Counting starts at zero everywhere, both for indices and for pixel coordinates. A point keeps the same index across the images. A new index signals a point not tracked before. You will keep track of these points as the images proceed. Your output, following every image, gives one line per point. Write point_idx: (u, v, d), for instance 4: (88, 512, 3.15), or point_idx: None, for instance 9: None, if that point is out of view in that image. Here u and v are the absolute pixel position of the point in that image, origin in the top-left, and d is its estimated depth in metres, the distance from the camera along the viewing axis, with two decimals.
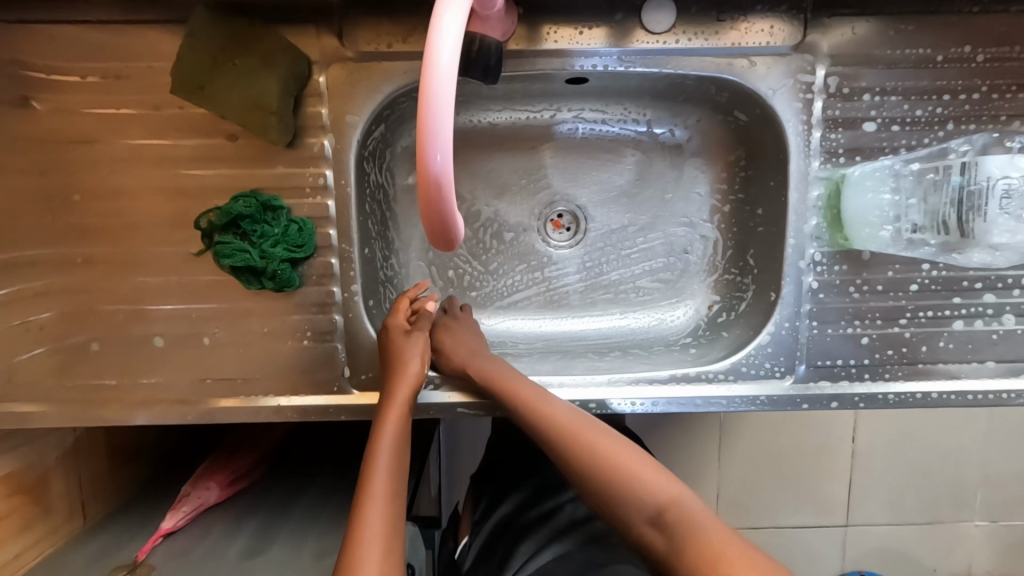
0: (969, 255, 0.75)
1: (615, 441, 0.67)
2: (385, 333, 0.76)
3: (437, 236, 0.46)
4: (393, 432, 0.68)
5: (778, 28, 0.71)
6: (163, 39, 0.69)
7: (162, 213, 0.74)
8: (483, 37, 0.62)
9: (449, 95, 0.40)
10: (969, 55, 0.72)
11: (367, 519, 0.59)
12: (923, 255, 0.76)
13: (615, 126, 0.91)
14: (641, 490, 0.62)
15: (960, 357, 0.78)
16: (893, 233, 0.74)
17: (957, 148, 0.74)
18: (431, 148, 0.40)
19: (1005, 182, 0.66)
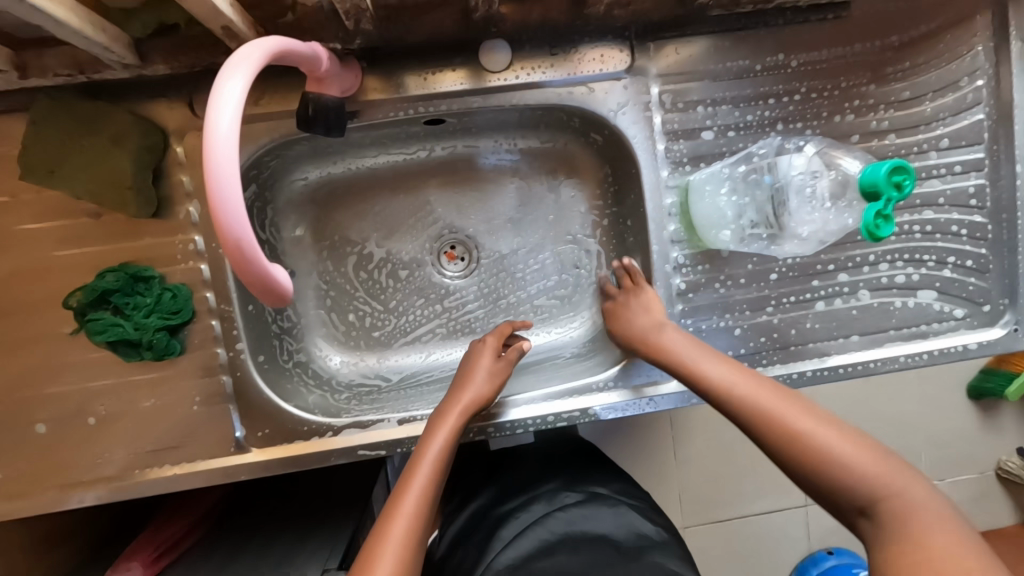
0: (783, 247, 0.80)
1: (804, 411, 0.60)
2: (474, 353, 0.82)
3: (265, 294, 0.49)
4: (444, 429, 0.71)
5: (609, 55, 0.76)
6: (7, 128, 0.69)
7: (32, 297, 0.73)
8: (320, 96, 0.65)
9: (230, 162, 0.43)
10: (784, 62, 0.79)
11: (402, 497, 0.64)
12: (756, 250, 0.81)
13: (491, 155, 0.94)
14: (810, 446, 0.58)
15: (828, 335, 0.84)
16: (734, 232, 0.79)
17: (756, 151, 0.79)
18: (224, 219, 0.43)
19: (800, 178, 0.73)
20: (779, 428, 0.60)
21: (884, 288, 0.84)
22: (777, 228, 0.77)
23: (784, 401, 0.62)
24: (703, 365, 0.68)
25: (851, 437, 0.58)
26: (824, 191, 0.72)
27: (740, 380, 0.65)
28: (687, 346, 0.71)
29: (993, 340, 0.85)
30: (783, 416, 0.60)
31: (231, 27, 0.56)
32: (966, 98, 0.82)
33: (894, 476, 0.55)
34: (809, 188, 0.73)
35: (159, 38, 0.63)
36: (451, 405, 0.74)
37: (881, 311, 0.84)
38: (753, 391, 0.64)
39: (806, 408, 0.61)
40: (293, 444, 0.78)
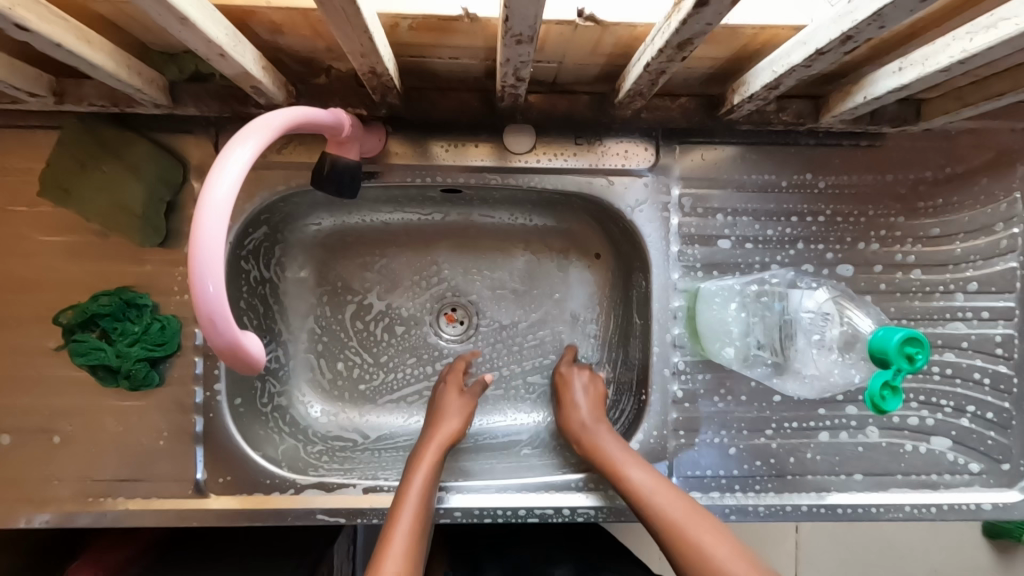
0: (785, 383, 0.76)
1: (706, 523, 0.63)
2: (439, 394, 0.84)
3: (232, 358, 0.46)
4: (422, 477, 0.70)
5: (632, 152, 0.76)
6: (36, 143, 0.71)
7: (25, 308, 0.73)
8: (336, 157, 0.65)
9: (219, 231, 0.42)
10: (811, 182, 0.78)
11: (390, 554, 0.61)
12: (758, 375, 0.77)
13: (504, 225, 0.93)
14: (684, 543, 0.62)
15: (830, 470, 0.79)
16: (737, 350, 0.75)
17: (770, 278, 0.77)
18: (201, 278, 0.42)
19: (809, 314, 0.72)
20: (682, 536, 0.63)
21: (895, 429, 0.79)
22: (780, 359, 0.73)
23: (688, 512, 0.65)
24: (626, 467, 0.70)
25: (726, 542, 0.62)
26: (834, 336, 0.70)
27: (654, 485, 0.68)
28: (618, 445, 0.73)
29: (1007, 503, 0.79)
30: (689, 531, 0.63)
31: (259, 87, 0.57)
32: (1000, 244, 0.78)
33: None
34: (818, 333, 0.70)
35: (193, 84, 0.65)
36: (426, 446, 0.74)
37: (889, 453, 0.79)
38: (671, 510, 0.65)
39: (705, 523, 0.64)
40: (253, 496, 0.75)
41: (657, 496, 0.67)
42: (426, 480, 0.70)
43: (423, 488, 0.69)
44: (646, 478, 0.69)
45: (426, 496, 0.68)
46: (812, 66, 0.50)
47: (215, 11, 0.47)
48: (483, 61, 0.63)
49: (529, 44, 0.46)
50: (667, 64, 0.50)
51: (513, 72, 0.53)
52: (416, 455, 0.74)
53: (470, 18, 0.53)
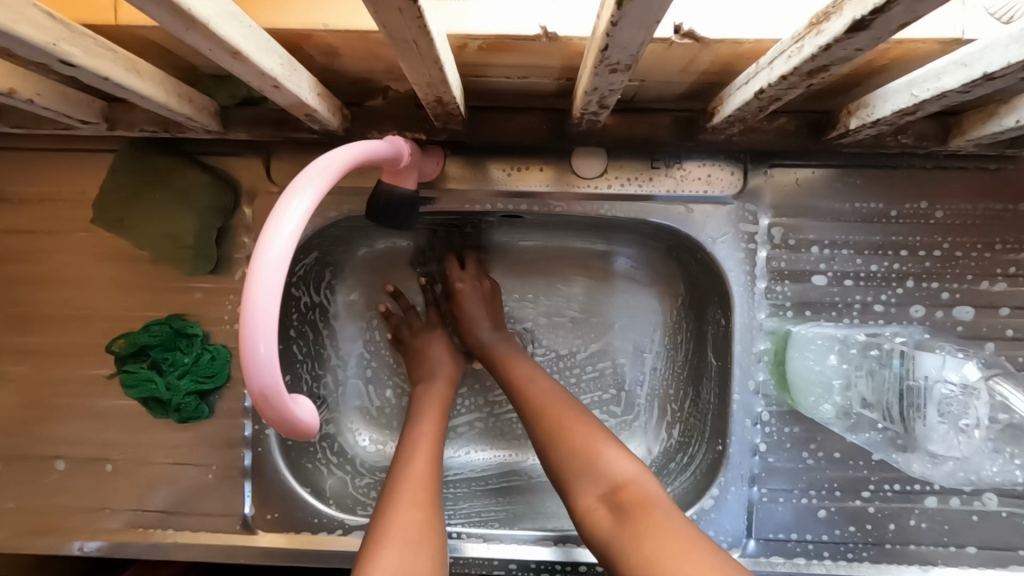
0: (909, 461, 0.67)
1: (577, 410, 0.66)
2: (407, 333, 0.83)
3: (279, 424, 0.42)
4: (432, 407, 0.74)
5: (716, 176, 0.67)
6: (90, 168, 0.69)
7: (79, 335, 0.72)
8: (393, 187, 0.60)
9: (276, 288, 0.37)
10: (927, 211, 0.67)
11: (409, 462, 0.65)
12: (865, 441, 0.68)
13: (566, 249, 0.86)
14: (549, 419, 0.65)
15: (936, 540, 0.69)
16: (838, 408, 0.67)
17: (891, 336, 0.67)
18: (252, 337, 0.37)
19: (944, 386, 0.59)
20: (552, 418, 0.65)
21: (1019, 498, 0.69)
22: (901, 429, 0.63)
23: (559, 397, 0.68)
24: (510, 353, 0.75)
25: (589, 425, 0.64)
26: (977, 417, 0.59)
27: (525, 365, 0.73)
28: (507, 343, 0.77)
29: None
30: (551, 407, 0.66)
31: (314, 115, 0.53)
32: None
33: (619, 463, 0.60)
34: (963, 416, 0.58)
35: (245, 109, 0.61)
36: (426, 387, 0.77)
37: (1009, 525, 0.69)
38: (542, 392, 0.68)
39: (570, 411, 0.65)
40: (301, 535, 0.72)
41: (540, 385, 0.69)
42: (438, 408, 0.73)
43: (434, 412, 0.73)
44: (519, 363, 0.73)
45: (438, 422, 0.72)
46: (972, 90, 0.41)
47: (269, 41, 0.42)
48: (555, 80, 0.56)
49: (625, 73, 0.39)
50: (784, 90, 0.42)
51: (598, 100, 0.46)
52: (417, 396, 0.76)
53: (549, 37, 0.46)
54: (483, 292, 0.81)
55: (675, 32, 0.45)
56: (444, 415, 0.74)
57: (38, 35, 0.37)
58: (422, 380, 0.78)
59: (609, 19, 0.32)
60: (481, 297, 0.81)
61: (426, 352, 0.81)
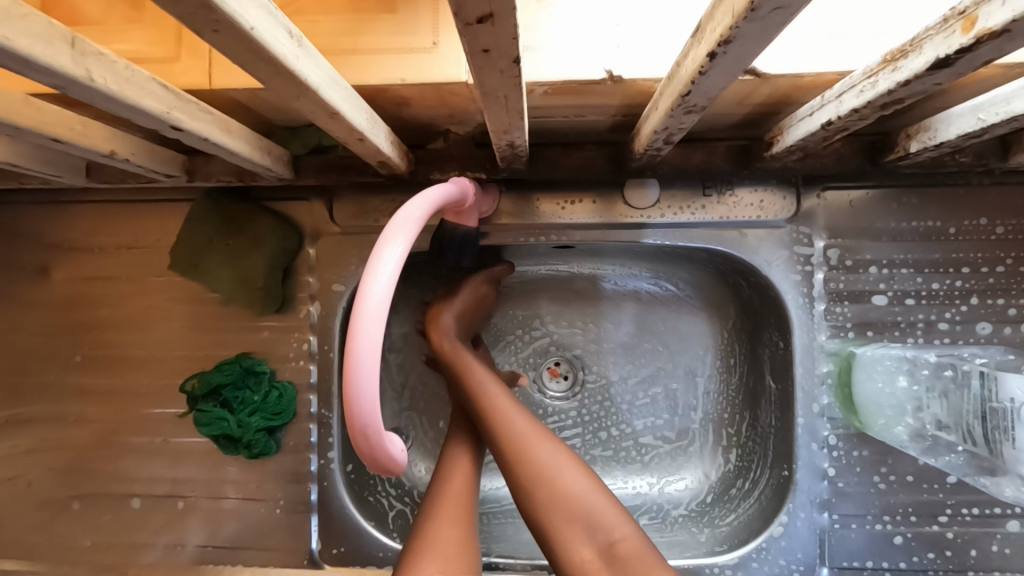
0: (1001, 486, 0.64)
1: (556, 449, 0.60)
2: None
3: (371, 459, 0.42)
4: (474, 429, 0.75)
5: (768, 202, 0.68)
6: (165, 216, 0.73)
7: (154, 375, 0.75)
8: (457, 226, 0.63)
9: (376, 331, 0.39)
10: (987, 227, 0.67)
11: (447, 482, 0.67)
12: (945, 464, 0.66)
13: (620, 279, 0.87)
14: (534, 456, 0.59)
15: (1023, 566, 0.66)
16: (911, 431, 0.65)
17: (969, 357, 0.65)
18: (355, 377, 0.39)
19: None
20: (534, 454, 0.59)
21: None
22: (988, 454, 0.59)
23: (533, 429, 0.62)
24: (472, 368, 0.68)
25: (548, 465, 0.59)
26: None
27: (491, 388, 0.66)
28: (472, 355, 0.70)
29: None
30: (529, 446, 0.60)
31: (386, 161, 0.55)
32: None
33: (606, 514, 0.56)
34: None
35: (315, 157, 0.65)
36: (461, 410, 0.78)
37: None
38: (522, 424, 0.62)
39: (544, 442, 0.61)
40: (365, 569, 0.73)
41: (503, 406, 0.63)
42: (478, 430, 0.75)
43: (473, 435, 0.74)
44: (490, 385, 0.66)
45: (476, 446, 0.73)
46: None
47: (357, 97, 0.44)
48: (612, 117, 0.58)
49: (700, 113, 0.41)
50: (851, 122, 0.43)
51: (666, 136, 0.48)
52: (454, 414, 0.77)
53: (614, 80, 0.48)
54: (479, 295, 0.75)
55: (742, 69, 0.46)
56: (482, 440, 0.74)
57: (155, 104, 0.40)
58: None
59: (695, 68, 0.34)
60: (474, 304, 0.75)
61: None
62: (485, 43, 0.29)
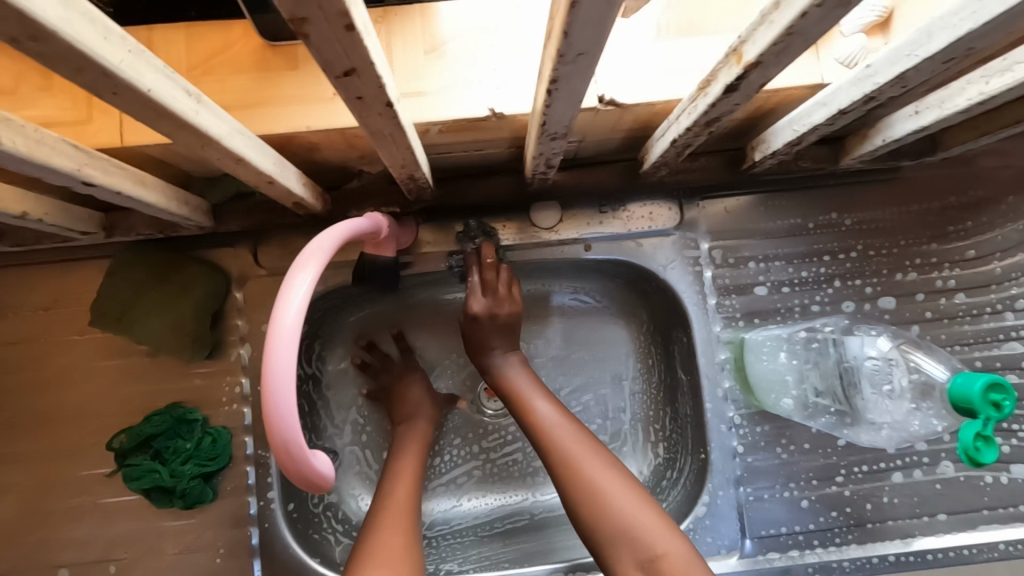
0: (858, 432, 0.72)
1: (601, 459, 0.62)
2: (388, 386, 0.87)
3: (295, 473, 0.45)
4: (413, 445, 0.79)
5: (657, 213, 0.77)
6: (85, 273, 0.74)
7: (81, 435, 0.74)
8: (376, 257, 0.67)
9: (290, 349, 0.42)
10: (838, 221, 0.78)
11: (392, 492, 0.70)
12: (822, 425, 0.74)
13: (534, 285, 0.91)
14: (566, 463, 0.62)
15: (910, 513, 0.75)
16: (794, 401, 0.73)
17: (821, 326, 0.75)
18: (271, 393, 0.41)
19: (871, 361, 0.67)
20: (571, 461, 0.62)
21: (971, 461, 0.76)
22: (846, 407, 0.69)
23: (589, 450, 0.63)
24: (522, 388, 0.70)
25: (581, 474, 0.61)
26: (902, 386, 0.65)
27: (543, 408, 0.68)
28: (522, 376, 0.71)
29: None
30: (570, 452, 0.63)
31: (301, 201, 0.60)
32: None
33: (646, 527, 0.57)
34: (887, 383, 0.65)
35: (235, 205, 0.68)
36: (407, 433, 0.81)
37: (969, 488, 0.76)
38: (568, 440, 0.64)
39: (589, 449, 0.63)
40: None
41: (546, 419, 0.66)
42: (418, 446, 0.79)
43: (414, 450, 0.78)
44: (552, 412, 0.67)
45: (419, 460, 0.77)
46: (838, 121, 0.52)
47: (263, 144, 0.49)
48: (507, 148, 0.65)
49: (563, 138, 0.48)
50: (692, 138, 0.52)
51: (545, 160, 0.55)
52: (399, 434, 0.81)
53: (497, 116, 0.56)
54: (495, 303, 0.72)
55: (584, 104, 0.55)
56: (424, 455, 0.78)
57: (65, 163, 0.43)
58: (403, 422, 0.83)
59: (542, 103, 0.41)
60: (490, 327, 0.73)
61: (407, 400, 0.85)
62: (358, 91, 0.35)
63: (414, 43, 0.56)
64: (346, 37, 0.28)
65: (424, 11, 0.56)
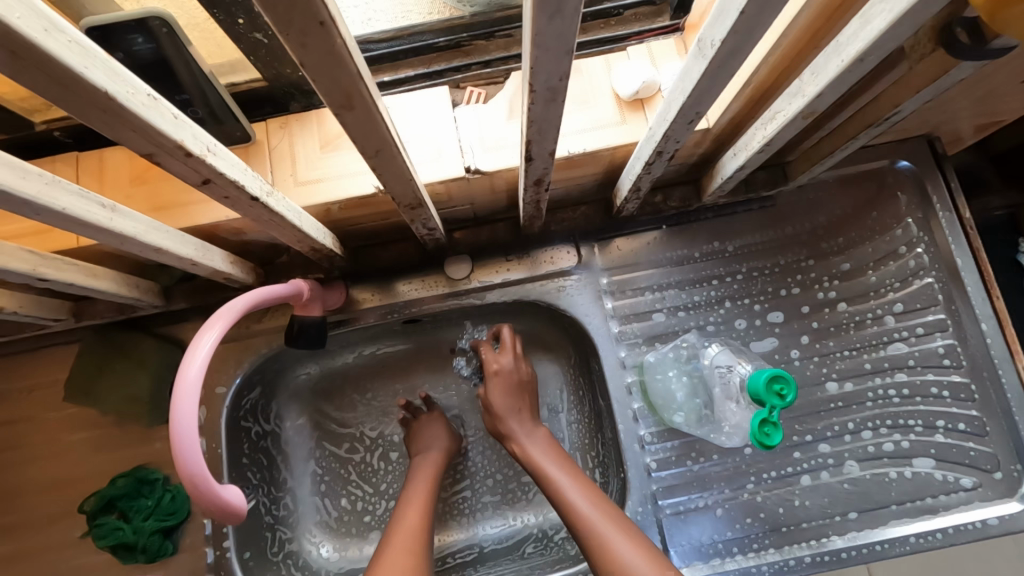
0: (722, 438, 0.81)
1: (623, 527, 0.68)
2: (409, 429, 0.94)
3: (204, 502, 0.54)
4: (425, 474, 0.85)
5: (558, 257, 0.87)
6: (59, 356, 0.84)
7: (59, 504, 0.82)
8: (303, 317, 0.78)
9: (190, 396, 0.52)
10: (720, 248, 0.87)
11: (399, 519, 0.76)
12: (705, 433, 0.81)
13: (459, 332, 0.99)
14: (589, 533, 0.68)
15: (822, 513, 0.79)
16: (684, 416, 0.81)
17: (683, 340, 0.85)
18: (178, 435, 0.51)
19: (719, 368, 0.80)
20: (595, 531, 0.67)
21: (874, 458, 0.81)
22: (711, 411, 0.81)
23: (606, 521, 0.68)
24: (545, 466, 0.76)
25: (611, 539, 0.66)
26: (737, 383, 0.78)
27: (574, 493, 0.71)
28: (546, 455, 0.78)
29: (1014, 514, 0.77)
30: (594, 522, 0.68)
31: (230, 276, 0.71)
32: (909, 265, 0.85)
33: None
34: (724, 384, 0.78)
35: (183, 285, 0.80)
36: (425, 460, 0.87)
37: (876, 484, 0.80)
38: (589, 513, 0.69)
39: (619, 523, 0.68)
40: None
41: (573, 496, 0.71)
42: (429, 474, 0.84)
43: (426, 478, 0.84)
44: (571, 484, 0.73)
45: (431, 485, 0.82)
46: (654, 169, 0.63)
47: (184, 235, 0.61)
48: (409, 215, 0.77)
49: (422, 207, 0.61)
50: (537, 195, 0.64)
51: (424, 225, 0.67)
52: (415, 464, 0.87)
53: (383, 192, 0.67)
54: (513, 372, 0.85)
55: (423, 183, 0.66)
56: (435, 481, 0.84)
57: (22, 266, 0.55)
58: (419, 453, 0.89)
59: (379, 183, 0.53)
60: (506, 385, 0.85)
61: (424, 431, 0.92)
62: (222, 192, 0.46)
63: (311, 140, 0.68)
64: (189, 160, 0.40)
65: (319, 115, 0.69)
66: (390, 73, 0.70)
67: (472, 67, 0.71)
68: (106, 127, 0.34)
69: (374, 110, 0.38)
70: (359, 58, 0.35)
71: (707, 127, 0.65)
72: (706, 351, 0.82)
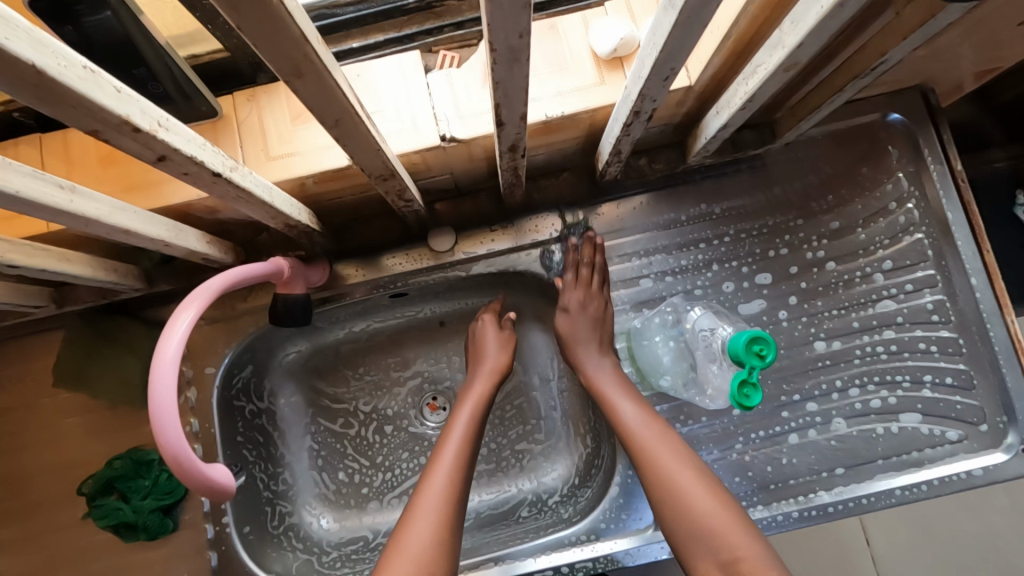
0: (705, 399, 0.81)
1: (677, 453, 0.68)
2: (477, 330, 0.89)
3: (190, 479, 0.54)
4: (475, 396, 0.80)
5: (543, 224, 0.86)
6: (47, 343, 0.84)
7: (58, 487, 0.84)
8: (286, 296, 0.77)
9: (167, 376, 0.52)
10: (707, 211, 0.86)
11: (434, 474, 0.70)
12: (689, 398, 0.82)
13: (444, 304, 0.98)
14: (641, 446, 0.69)
15: (809, 470, 0.80)
16: (671, 380, 0.82)
17: (666, 304, 0.84)
18: (160, 418, 0.51)
19: (706, 332, 0.78)
20: (647, 454, 0.68)
21: (861, 415, 0.82)
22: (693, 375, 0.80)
23: (660, 443, 0.69)
24: (613, 400, 0.75)
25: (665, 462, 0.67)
26: (720, 344, 0.76)
27: (646, 433, 0.70)
28: (610, 382, 0.77)
29: (998, 464, 0.79)
30: (641, 440, 0.69)
31: (207, 255, 0.70)
32: (899, 221, 0.84)
33: (721, 521, 0.61)
34: (706, 348, 0.77)
35: (163, 267, 0.79)
36: (475, 383, 0.82)
37: (864, 440, 0.81)
38: (645, 433, 0.70)
39: (679, 455, 0.68)
40: None
41: (626, 412, 0.73)
42: (477, 402, 0.79)
43: (471, 409, 0.78)
44: (632, 410, 0.73)
45: (473, 418, 0.77)
46: (633, 131, 0.61)
47: (154, 216, 0.59)
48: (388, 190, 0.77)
49: (393, 177, 0.59)
50: (514, 162, 0.63)
51: (399, 195, 0.66)
52: (464, 392, 0.82)
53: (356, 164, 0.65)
54: (578, 299, 0.82)
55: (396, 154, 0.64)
56: (480, 410, 0.79)
57: None
58: (476, 372, 0.84)
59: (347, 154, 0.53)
60: (580, 320, 0.82)
61: (483, 344, 0.87)
62: (181, 169, 0.45)
63: (281, 112, 0.65)
64: (138, 136, 0.39)
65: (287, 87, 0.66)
66: (360, 39, 0.68)
67: (445, 29, 0.69)
68: (45, 105, 0.33)
69: (327, 77, 0.38)
70: (303, 22, 0.34)
71: (688, 84, 0.63)
72: (689, 316, 0.82)
